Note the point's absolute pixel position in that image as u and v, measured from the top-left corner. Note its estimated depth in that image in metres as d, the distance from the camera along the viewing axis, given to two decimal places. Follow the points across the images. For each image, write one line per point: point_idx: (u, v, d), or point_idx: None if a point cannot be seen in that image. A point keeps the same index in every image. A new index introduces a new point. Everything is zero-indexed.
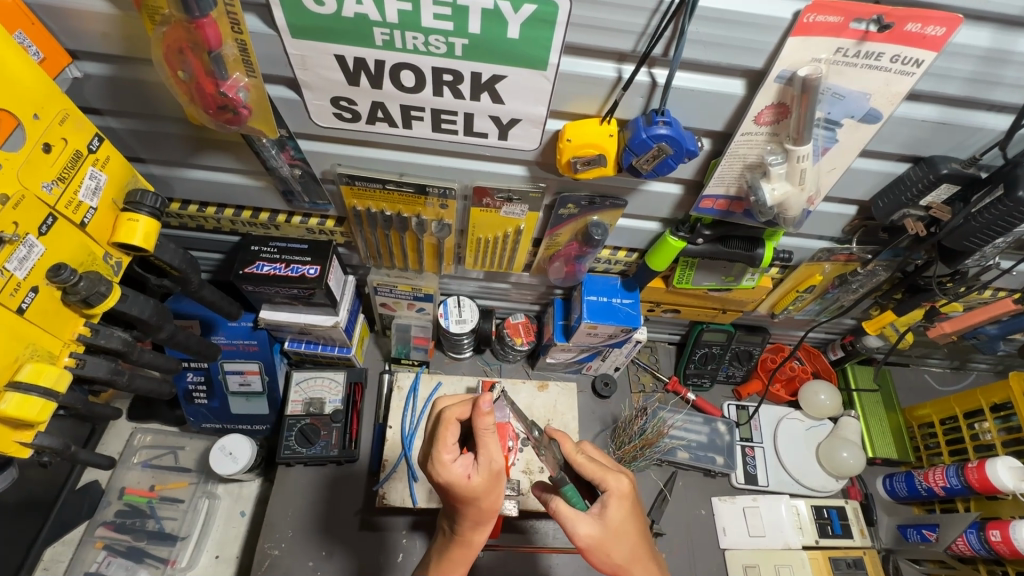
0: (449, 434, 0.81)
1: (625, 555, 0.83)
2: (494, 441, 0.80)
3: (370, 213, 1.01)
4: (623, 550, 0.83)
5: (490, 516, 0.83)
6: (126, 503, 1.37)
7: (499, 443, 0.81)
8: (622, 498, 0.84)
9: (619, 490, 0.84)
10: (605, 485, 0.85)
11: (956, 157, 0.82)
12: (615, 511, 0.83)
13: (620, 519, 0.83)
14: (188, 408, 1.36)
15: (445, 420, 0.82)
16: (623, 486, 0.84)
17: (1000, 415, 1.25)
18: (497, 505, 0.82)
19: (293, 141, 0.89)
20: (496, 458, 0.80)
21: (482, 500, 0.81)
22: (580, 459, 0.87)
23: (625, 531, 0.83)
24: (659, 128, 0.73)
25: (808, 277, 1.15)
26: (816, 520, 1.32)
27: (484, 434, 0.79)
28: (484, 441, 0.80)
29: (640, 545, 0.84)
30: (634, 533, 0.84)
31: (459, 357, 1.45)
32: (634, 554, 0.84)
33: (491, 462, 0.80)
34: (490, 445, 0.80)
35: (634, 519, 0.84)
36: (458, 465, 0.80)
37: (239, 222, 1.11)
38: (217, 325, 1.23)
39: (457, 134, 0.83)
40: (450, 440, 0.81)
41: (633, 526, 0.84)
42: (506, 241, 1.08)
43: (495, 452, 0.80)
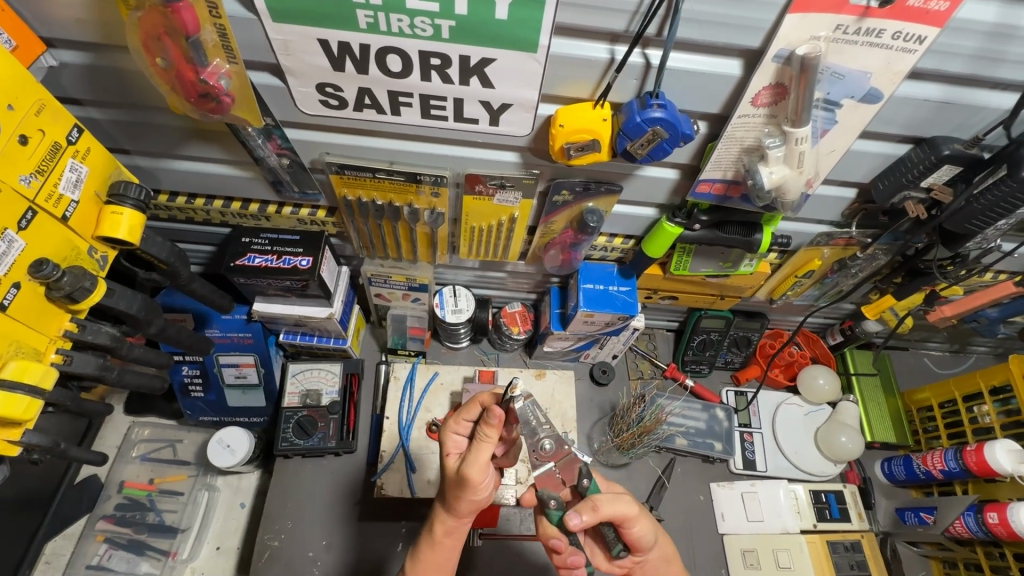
0: (469, 412, 0.89)
1: (654, 523, 0.85)
2: (485, 451, 0.80)
3: (361, 203, 0.99)
4: (651, 515, 0.85)
5: (453, 512, 0.86)
6: (126, 497, 1.37)
7: (487, 456, 0.80)
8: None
9: None
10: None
11: (958, 138, 0.80)
12: (625, 488, 0.87)
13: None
14: (185, 401, 1.36)
15: (473, 400, 0.90)
16: (620, 464, 0.91)
17: (999, 398, 1.25)
18: (461, 506, 0.84)
19: (279, 130, 0.86)
20: (468, 468, 0.80)
21: (448, 488, 0.85)
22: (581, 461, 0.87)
23: (641, 500, 0.87)
24: (654, 111, 0.71)
25: (807, 262, 1.13)
26: (815, 504, 1.33)
27: (480, 438, 0.81)
28: (474, 445, 0.81)
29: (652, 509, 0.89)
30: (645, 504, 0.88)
31: (456, 347, 1.44)
32: (656, 517, 0.87)
33: (465, 463, 0.81)
34: (482, 456, 0.80)
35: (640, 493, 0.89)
36: (454, 442, 0.89)
37: (229, 214, 1.09)
38: (210, 318, 1.23)
39: (447, 120, 0.81)
40: (463, 418, 0.89)
41: (640, 495, 0.90)
42: (500, 229, 1.06)
43: (475, 460, 0.80)
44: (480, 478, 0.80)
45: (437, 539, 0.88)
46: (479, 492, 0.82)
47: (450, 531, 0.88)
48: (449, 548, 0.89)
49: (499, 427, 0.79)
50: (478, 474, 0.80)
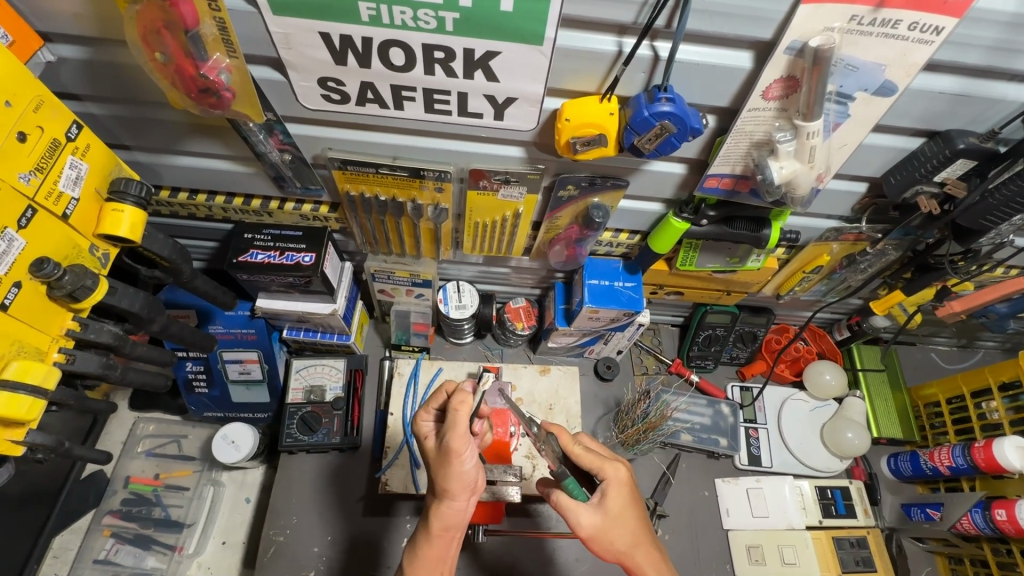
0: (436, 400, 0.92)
1: (624, 544, 0.86)
2: (461, 418, 0.82)
3: (364, 198, 0.98)
4: (622, 537, 0.85)
5: (444, 495, 0.86)
6: (132, 492, 1.38)
7: (465, 424, 0.82)
8: (621, 486, 0.87)
9: (618, 478, 0.87)
10: (604, 474, 0.88)
11: (973, 131, 0.78)
12: (614, 501, 0.86)
13: (619, 506, 0.86)
14: (189, 398, 1.36)
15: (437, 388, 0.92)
16: (622, 475, 0.88)
17: (1008, 394, 1.23)
18: (449, 484, 0.84)
19: (280, 125, 0.85)
20: (450, 439, 0.82)
21: (434, 468, 0.87)
22: (575, 450, 0.90)
23: (625, 516, 0.86)
24: (662, 106, 0.70)
25: (816, 257, 1.11)
26: (821, 500, 1.32)
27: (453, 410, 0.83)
28: (450, 417, 0.83)
29: (641, 531, 0.87)
30: (634, 518, 0.87)
31: (460, 342, 1.44)
32: (636, 539, 0.86)
33: (445, 435, 0.83)
34: (458, 425, 0.82)
35: (632, 507, 0.87)
36: (428, 426, 0.91)
37: (231, 210, 1.08)
38: (213, 314, 1.22)
39: (451, 115, 0.80)
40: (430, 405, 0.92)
41: (632, 514, 0.87)
42: (505, 225, 1.05)
43: (453, 430, 0.82)
44: (461, 446, 0.82)
45: (436, 527, 0.87)
46: (462, 463, 0.83)
47: (447, 518, 0.87)
48: (451, 535, 0.88)
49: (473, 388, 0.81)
50: (460, 441, 0.82)
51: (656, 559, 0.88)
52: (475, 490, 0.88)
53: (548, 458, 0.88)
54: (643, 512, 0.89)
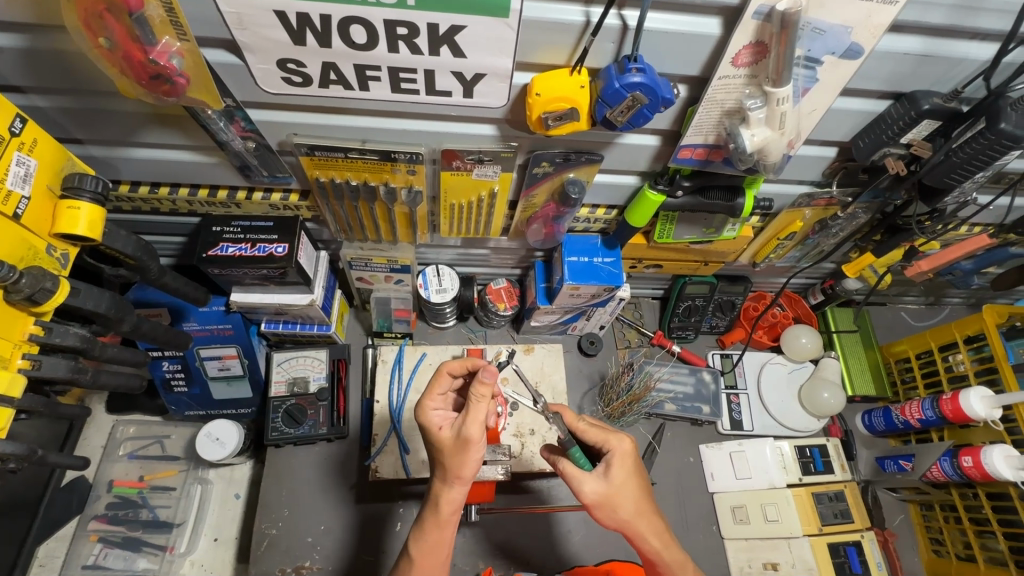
0: (441, 385, 0.91)
1: (627, 512, 0.87)
2: (482, 408, 0.82)
3: (335, 184, 0.96)
4: (626, 506, 0.86)
5: (454, 481, 0.86)
6: (116, 495, 1.36)
7: (485, 414, 0.83)
8: (625, 457, 0.88)
9: (622, 450, 0.88)
10: (608, 446, 0.89)
11: (937, 92, 0.79)
12: (618, 471, 0.87)
13: (623, 476, 0.87)
14: (169, 397, 1.33)
15: (440, 371, 0.92)
16: (627, 448, 0.89)
17: (973, 346, 1.29)
18: (463, 472, 0.85)
19: (241, 112, 0.81)
20: (469, 427, 0.83)
21: (447, 457, 0.86)
22: (581, 425, 0.93)
23: (629, 486, 0.87)
24: (632, 77, 0.69)
25: (789, 224, 1.13)
26: (799, 459, 1.36)
27: (474, 400, 0.82)
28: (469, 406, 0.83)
29: (643, 501, 0.88)
30: (637, 488, 0.87)
31: (443, 326, 1.44)
32: (639, 509, 0.87)
33: (463, 425, 0.83)
34: (478, 416, 0.83)
35: (637, 479, 0.88)
36: (438, 415, 0.88)
37: (196, 202, 1.05)
38: (187, 312, 1.19)
39: (419, 94, 0.78)
40: (436, 391, 0.90)
41: (636, 484, 0.88)
42: (481, 205, 1.04)
43: (471, 421, 0.83)
44: (480, 434, 0.84)
45: (442, 515, 0.88)
46: (480, 451, 0.85)
47: (454, 503, 0.88)
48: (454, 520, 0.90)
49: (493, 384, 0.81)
50: (479, 431, 0.83)
51: (659, 529, 0.89)
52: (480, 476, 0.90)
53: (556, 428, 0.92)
54: (647, 487, 0.90)
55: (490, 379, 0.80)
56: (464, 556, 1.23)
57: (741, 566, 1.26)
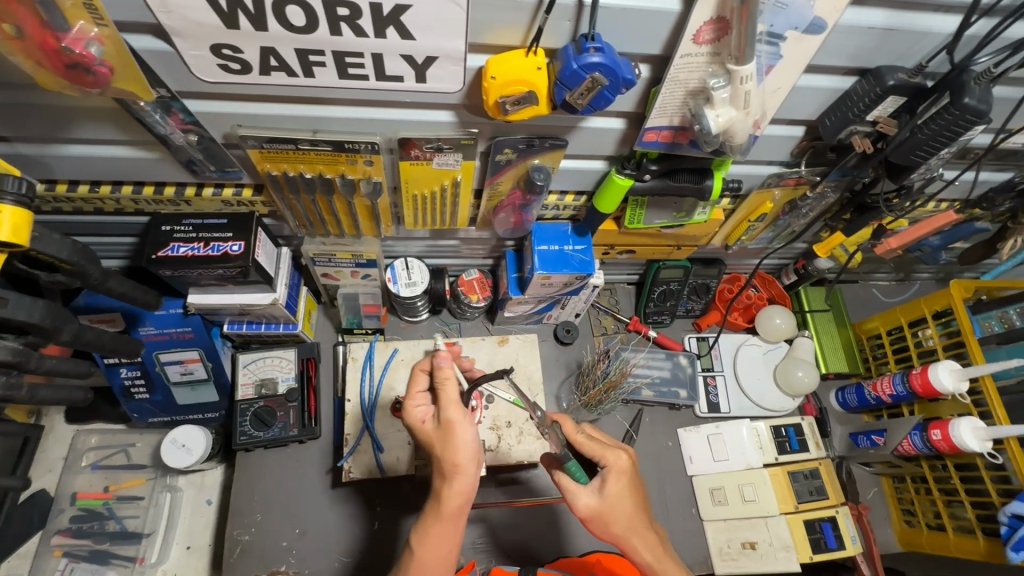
0: (419, 382, 0.87)
1: (621, 529, 0.85)
2: (451, 387, 0.80)
3: (288, 177, 0.92)
4: (620, 522, 0.85)
5: (451, 473, 0.79)
6: (81, 508, 1.31)
7: (455, 390, 0.81)
8: (620, 473, 0.85)
9: (618, 466, 0.85)
10: (605, 461, 0.86)
11: (902, 67, 0.78)
12: (613, 487, 0.84)
13: (617, 492, 0.85)
14: (130, 405, 1.28)
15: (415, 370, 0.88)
16: (622, 464, 0.85)
17: (942, 321, 1.30)
18: (456, 459, 0.79)
19: (177, 102, 0.76)
20: (447, 410, 0.80)
21: (437, 448, 0.81)
22: (579, 436, 0.88)
23: (624, 502, 0.85)
24: (591, 56, 0.66)
25: (760, 205, 1.11)
26: (776, 438, 1.37)
27: (440, 385, 0.81)
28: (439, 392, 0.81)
29: (639, 517, 0.85)
30: (632, 505, 0.85)
31: (416, 320, 1.40)
32: (633, 526, 0.85)
33: (441, 409, 0.81)
34: (451, 395, 0.81)
35: (633, 495, 0.86)
36: (421, 411, 0.85)
37: (142, 200, 0.99)
38: (142, 316, 1.13)
39: (368, 80, 0.73)
40: (417, 390, 0.87)
41: (631, 500, 0.85)
42: (445, 195, 1.00)
43: (447, 404, 0.80)
44: (459, 414, 0.80)
45: (447, 512, 0.80)
46: (466, 433, 0.79)
47: (459, 497, 0.80)
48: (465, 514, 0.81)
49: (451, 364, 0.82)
50: (457, 411, 0.80)
51: (654, 545, 0.87)
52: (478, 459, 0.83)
53: (551, 442, 0.88)
54: (644, 504, 0.87)
55: (445, 361, 0.82)
56: None
57: (721, 547, 1.27)
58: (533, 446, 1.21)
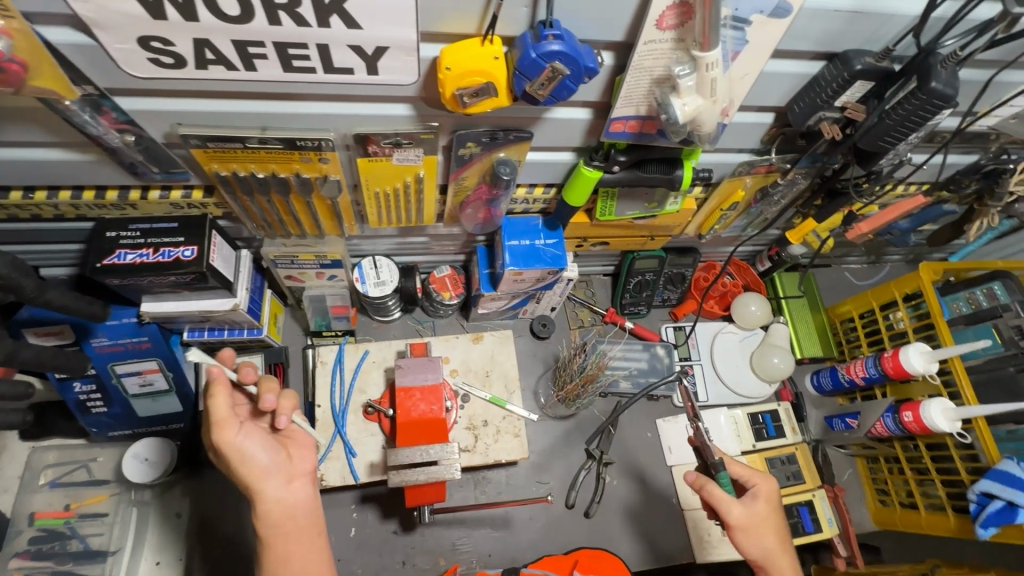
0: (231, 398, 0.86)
1: (770, 546, 0.91)
2: (218, 402, 0.76)
3: (239, 177, 0.87)
4: (769, 538, 0.91)
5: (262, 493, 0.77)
6: (40, 529, 1.24)
7: (223, 404, 0.76)
8: (771, 493, 0.95)
9: (769, 486, 0.96)
10: (754, 482, 0.96)
11: (869, 51, 0.76)
12: (763, 504, 0.93)
13: (769, 509, 0.93)
14: (87, 419, 1.22)
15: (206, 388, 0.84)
16: (772, 488, 0.95)
17: (912, 304, 1.31)
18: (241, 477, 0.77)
19: (108, 100, 0.71)
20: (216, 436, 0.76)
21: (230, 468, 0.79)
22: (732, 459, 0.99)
23: (773, 519, 0.93)
24: (550, 44, 0.62)
25: (732, 193, 1.10)
26: (753, 425, 1.38)
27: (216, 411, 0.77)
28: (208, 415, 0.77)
29: (786, 538, 0.93)
30: (779, 526, 0.93)
31: (388, 319, 1.36)
32: (784, 543, 0.92)
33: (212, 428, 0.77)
34: (221, 415, 0.76)
35: (778, 516, 0.94)
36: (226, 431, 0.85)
37: (83, 205, 0.92)
38: (92, 328, 1.07)
39: (316, 73, 0.69)
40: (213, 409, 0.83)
41: (776, 521, 0.93)
42: (408, 192, 0.96)
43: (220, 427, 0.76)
44: (228, 427, 0.76)
45: (271, 533, 0.77)
46: (237, 445, 0.76)
47: (275, 514, 0.77)
48: (297, 526, 0.78)
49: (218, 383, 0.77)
50: (219, 433, 0.76)
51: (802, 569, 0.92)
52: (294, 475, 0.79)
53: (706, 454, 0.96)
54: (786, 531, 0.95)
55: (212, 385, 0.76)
56: (423, 554, 1.19)
57: (701, 538, 1.27)
58: (510, 445, 1.19)
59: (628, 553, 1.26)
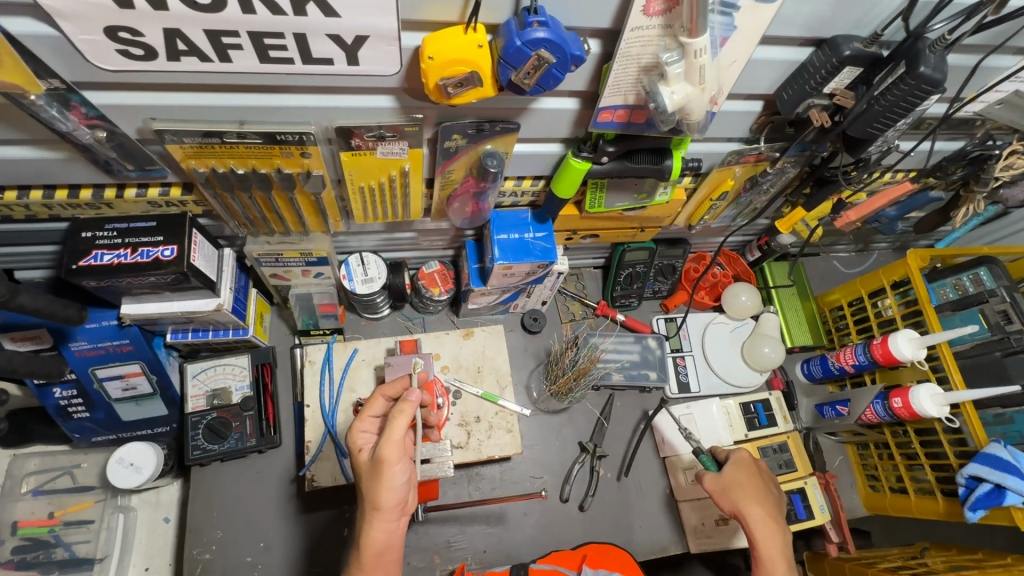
0: (373, 407, 0.91)
1: (740, 500, 0.99)
2: (399, 426, 0.81)
3: (218, 174, 0.84)
4: (737, 491, 1.00)
5: (371, 512, 0.80)
6: (23, 538, 1.20)
7: (402, 432, 0.81)
8: (741, 459, 1.05)
9: (739, 455, 1.06)
10: (727, 454, 1.08)
11: (857, 36, 0.76)
12: (729, 466, 1.04)
13: (738, 471, 1.03)
14: (69, 425, 1.19)
15: (375, 394, 0.90)
16: (743, 456, 1.06)
17: (900, 291, 1.32)
18: (379, 500, 0.80)
19: (77, 95, 0.68)
20: (383, 447, 0.80)
21: (365, 483, 0.82)
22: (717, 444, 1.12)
23: (740, 476, 1.02)
24: (535, 32, 0.61)
25: (721, 182, 1.09)
26: (745, 415, 1.38)
27: (393, 417, 0.81)
28: (387, 423, 0.82)
29: (756, 490, 1.00)
30: (750, 481, 1.01)
31: (377, 317, 1.34)
32: (753, 495, 0.99)
33: (379, 444, 0.81)
34: (398, 434, 0.81)
35: (751, 473, 1.03)
36: (363, 438, 0.89)
37: (56, 205, 0.89)
38: (70, 331, 1.04)
39: (294, 63, 0.67)
40: (369, 415, 0.90)
41: (747, 478, 1.02)
42: (393, 186, 0.94)
43: (389, 438, 0.80)
44: (395, 455, 0.80)
45: (367, 556, 0.81)
46: (394, 477, 0.80)
47: (378, 544, 0.81)
48: (387, 562, 0.82)
49: (415, 401, 0.83)
50: (393, 451, 0.80)
51: (771, 517, 0.97)
52: (405, 509, 0.84)
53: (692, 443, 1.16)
54: (769, 490, 1.02)
55: (413, 397, 0.83)
56: (417, 552, 1.18)
57: (695, 525, 1.26)
58: (503, 440, 1.18)
59: (623, 543, 1.26)
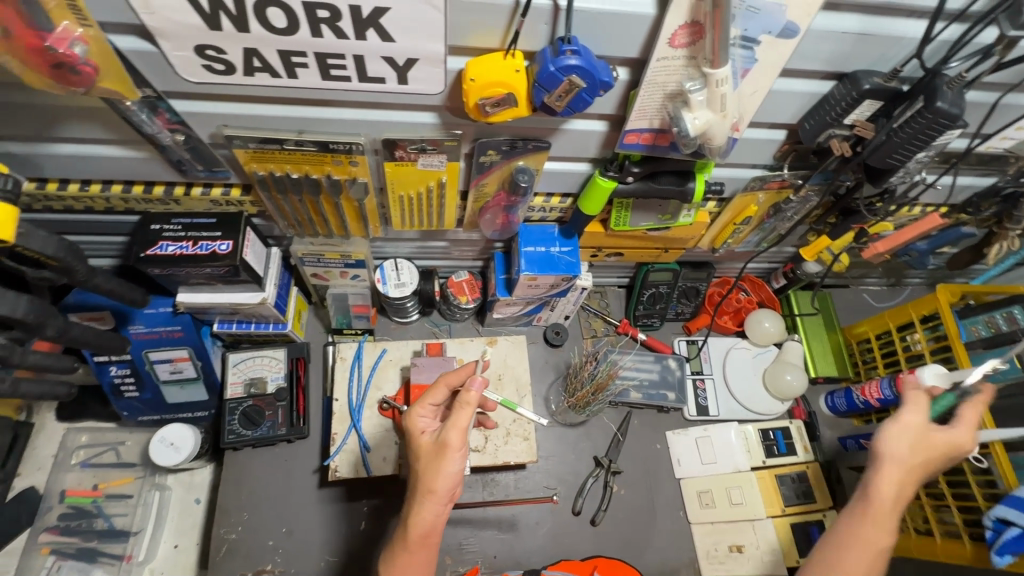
0: (435, 395, 0.94)
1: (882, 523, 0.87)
2: (465, 416, 0.84)
3: (275, 178, 0.93)
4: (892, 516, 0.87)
5: (424, 495, 0.84)
6: (70, 506, 1.31)
7: (468, 421, 0.85)
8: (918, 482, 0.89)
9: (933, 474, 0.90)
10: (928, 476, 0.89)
11: (878, 71, 0.79)
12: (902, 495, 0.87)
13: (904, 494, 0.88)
14: (120, 403, 1.29)
15: (441, 381, 0.94)
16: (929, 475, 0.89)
17: (929, 326, 1.30)
18: (435, 484, 0.84)
19: (164, 102, 0.78)
20: (448, 433, 0.84)
21: (422, 467, 0.86)
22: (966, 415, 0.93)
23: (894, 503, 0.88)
24: (568, 59, 0.67)
25: (745, 208, 1.12)
26: (763, 441, 1.37)
27: (459, 406, 0.85)
28: (452, 411, 0.86)
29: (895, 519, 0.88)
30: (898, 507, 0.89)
31: (406, 321, 1.41)
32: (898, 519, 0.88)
33: (444, 430, 0.85)
34: (462, 420, 0.85)
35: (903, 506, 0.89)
36: (423, 422, 0.92)
37: (132, 199, 1.00)
38: (131, 315, 1.14)
39: (351, 81, 0.75)
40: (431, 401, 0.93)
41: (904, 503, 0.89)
42: (430, 197, 1.01)
43: (453, 426, 0.85)
44: (458, 443, 0.85)
45: (414, 536, 0.84)
46: (453, 465, 0.84)
47: (425, 526, 0.84)
48: (430, 545, 0.86)
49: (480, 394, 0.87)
50: (457, 438, 0.85)
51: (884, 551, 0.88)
52: (454, 497, 0.88)
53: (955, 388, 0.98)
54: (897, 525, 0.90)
55: (479, 387, 0.86)
56: None
57: (707, 550, 1.27)
58: (519, 447, 1.22)
59: (632, 561, 1.27)
